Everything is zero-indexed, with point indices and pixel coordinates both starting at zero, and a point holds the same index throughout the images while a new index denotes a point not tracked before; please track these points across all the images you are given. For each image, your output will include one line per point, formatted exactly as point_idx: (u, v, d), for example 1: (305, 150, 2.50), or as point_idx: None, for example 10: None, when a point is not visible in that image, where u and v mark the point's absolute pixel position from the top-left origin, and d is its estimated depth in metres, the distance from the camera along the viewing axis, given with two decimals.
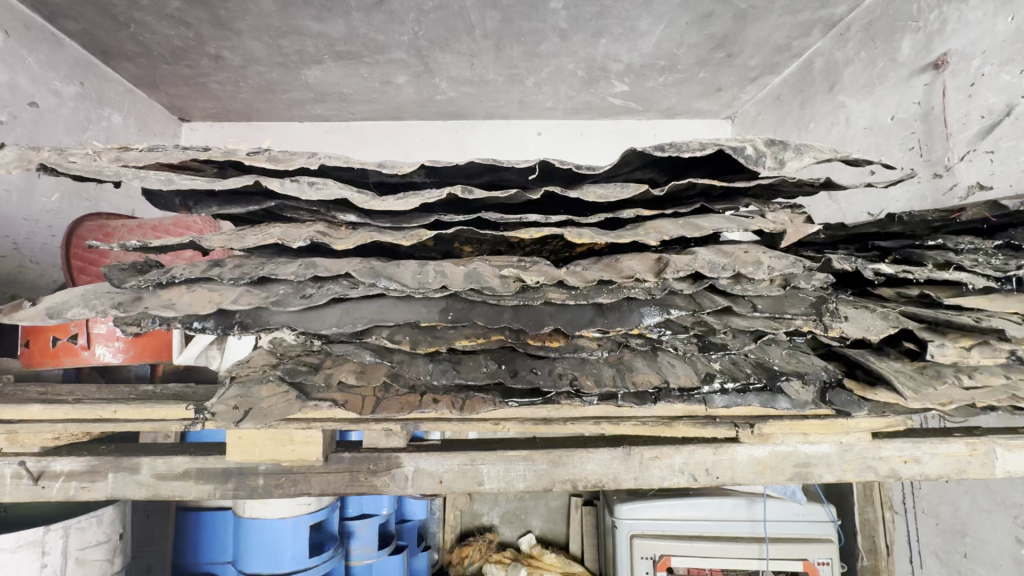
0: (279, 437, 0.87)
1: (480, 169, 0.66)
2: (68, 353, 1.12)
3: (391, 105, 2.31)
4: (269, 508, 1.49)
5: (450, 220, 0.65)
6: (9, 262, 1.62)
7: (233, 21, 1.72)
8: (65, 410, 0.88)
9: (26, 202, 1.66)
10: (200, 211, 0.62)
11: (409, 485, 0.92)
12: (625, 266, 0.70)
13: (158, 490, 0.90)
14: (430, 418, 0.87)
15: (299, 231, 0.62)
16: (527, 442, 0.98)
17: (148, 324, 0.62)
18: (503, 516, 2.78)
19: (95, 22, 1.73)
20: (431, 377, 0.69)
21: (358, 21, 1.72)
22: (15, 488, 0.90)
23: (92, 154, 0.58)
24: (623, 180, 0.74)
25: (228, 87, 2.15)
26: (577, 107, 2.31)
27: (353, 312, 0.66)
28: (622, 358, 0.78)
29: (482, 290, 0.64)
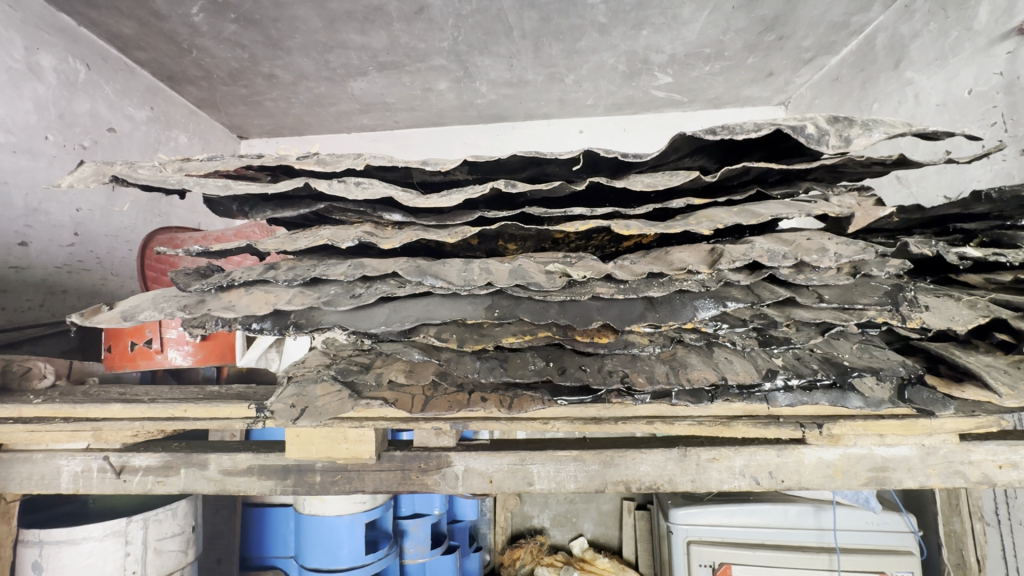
0: (334, 436, 0.90)
1: (523, 163, 0.65)
2: (145, 356, 1.20)
3: (433, 111, 2.35)
4: (327, 505, 1.54)
5: (494, 215, 0.64)
6: (93, 275, 1.77)
7: (284, 40, 1.80)
8: (142, 409, 0.94)
9: (105, 219, 1.82)
10: (256, 216, 0.64)
11: (460, 484, 0.92)
12: (675, 258, 0.67)
13: (224, 486, 0.95)
14: (479, 416, 0.87)
15: (348, 232, 0.64)
16: (577, 442, 0.96)
17: (212, 326, 0.65)
18: (554, 518, 2.76)
19: (163, 50, 1.86)
20: (479, 375, 0.69)
21: (399, 31, 1.76)
22: (101, 481, 0.97)
23: (159, 166, 0.62)
24: (671, 168, 0.71)
25: (280, 104, 2.26)
26: (618, 102, 2.27)
27: (401, 311, 0.66)
28: (675, 355, 0.75)
29: (527, 286, 0.63)
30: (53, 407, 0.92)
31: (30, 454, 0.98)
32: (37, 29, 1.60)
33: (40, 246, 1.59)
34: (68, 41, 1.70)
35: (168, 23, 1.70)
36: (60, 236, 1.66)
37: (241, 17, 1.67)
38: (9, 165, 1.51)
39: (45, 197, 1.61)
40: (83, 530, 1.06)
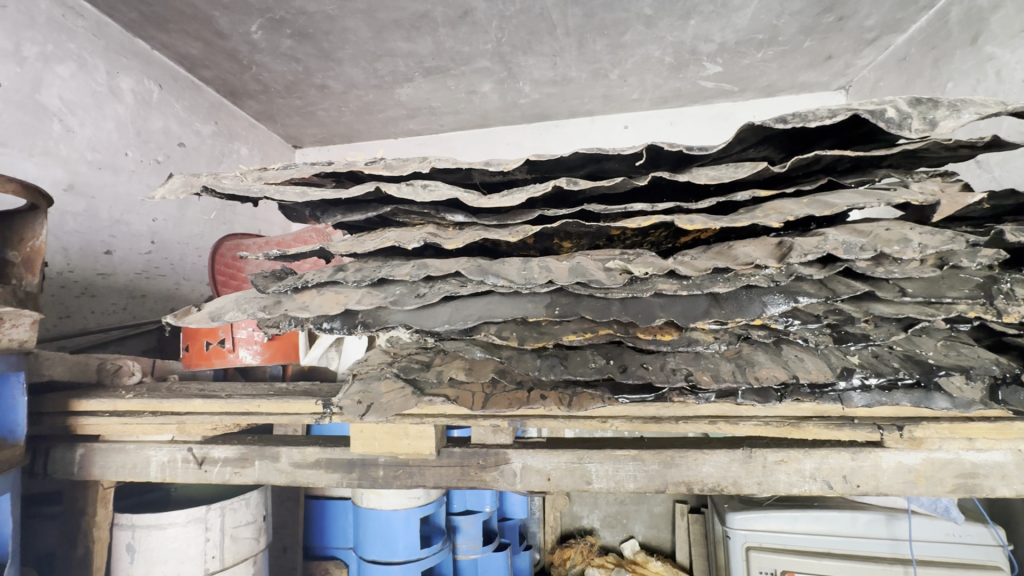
0: (395, 431, 0.93)
1: (582, 160, 0.65)
2: (218, 356, 1.29)
3: (477, 113, 2.38)
4: (383, 499, 1.60)
5: (554, 214, 0.64)
6: (168, 280, 1.91)
7: (336, 51, 1.87)
8: (221, 404, 1.01)
9: (177, 228, 1.97)
10: (327, 220, 0.67)
11: (518, 481, 0.93)
12: (740, 252, 0.65)
13: (295, 478, 1.00)
14: (536, 414, 0.88)
15: (412, 234, 0.66)
16: (635, 441, 0.95)
17: (286, 325, 0.69)
18: (604, 520, 2.73)
19: (226, 67, 1.98)
20: (539, 372, 0.70)
21: (444, 36, 1.79)
22: (185, 471, 1.04)
23: (239, 176, 0.66)
24: (735, 160, 0.68)
25: (332, 113, 2.35)
26: (665, 95, 2.22)
27: (463, 310, 0.67)
28: (741, 352, 0.72)
29: (588, 284, 0.63)
30: (143, 402, 1.03)
31: (123, 444, 1.07)
32: (117, 54, 1.74)
33: (122, 254, 1.73)
34: (143, 64, 1.84)
35: (231, 41, 1.81)
36: (138, 244, 1.80)
37: (296, 32, 1.75)
38: (95, 181, 1.65)
39: (126, 209, 1.75)
40: (169, 516, 1.15)
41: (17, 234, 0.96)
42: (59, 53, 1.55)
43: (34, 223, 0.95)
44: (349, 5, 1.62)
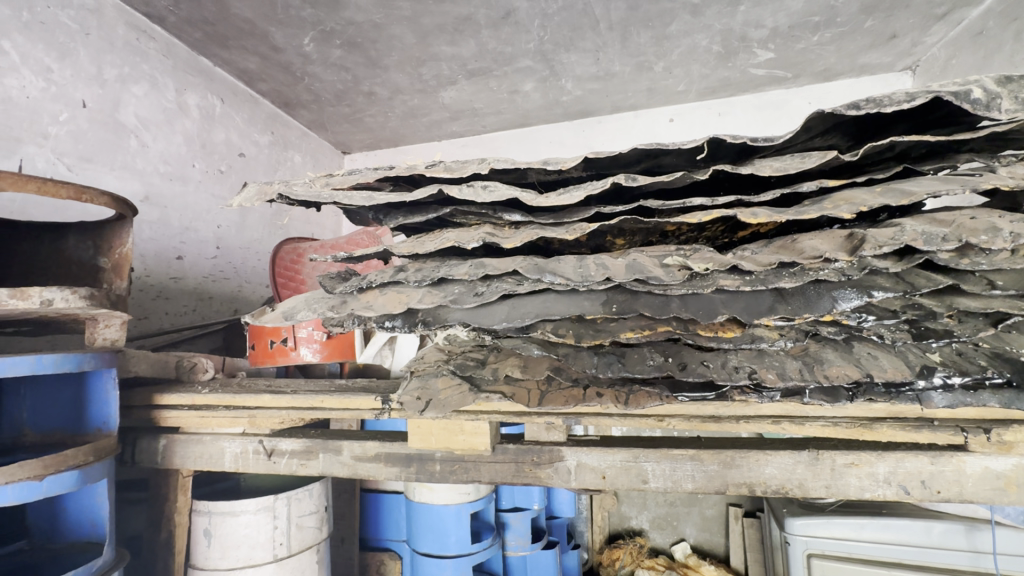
0: (451, 427, 0.95)
1: (640, 156, 0.64)
2: (282, 353, 1.36)
3: (519, 112, 2.40)
4: (435, 494, 1.64)
5: (613, 210, 0.64)
6: (231, 283, 2.03)
7: (382, 59, 1.93)
8: (287, 399, 1.06)
9: (239, 233, 2.09)
10: (389, 222, 0.70)
11: (573, 478, 0.92)
12: (807, 245, 0.62)
13: (356, 470, 1.04)
14: (591, 412, 0.87)
15: (471, 234, 0.67)
16: (692, 441, 0.93)
17: (350, 324, 0.72)
18: (654, 521, 2.68)
19: (280, 79, 2.08)
20: (597, 370, 0.70)
21: (487, 37, 1.81)
22: (256, 462, 1.10)
23: (308, 182, 0.69)
24: (800, 150, 0.66)
25: (379, 118, 2.42)
26: (712, 85, 2.15)
27: (520, 308, 0.68)
28: (808, 350, 0.69)
29: (646, 281, 0.63)
30: (218, 396, 1.10)
31: (200, 436, 1.15)
32: (184, 72, 1.86)
33: (191, 259, 1.86)
34: (207, 80, 1.96)
35: (285, 55, 1.90)
36: (204, 249, 1.92)
37: (346, 42, 1.82)
38: (167, 192, 1.77)
39: (195, 217, 1.88)
40: (240, 504, 1.22)
41: (108, 242, 1.05)
42: (135, 74, 1.68)
43: (122, 231, 1.04)
44: (395, 13, 1.67)
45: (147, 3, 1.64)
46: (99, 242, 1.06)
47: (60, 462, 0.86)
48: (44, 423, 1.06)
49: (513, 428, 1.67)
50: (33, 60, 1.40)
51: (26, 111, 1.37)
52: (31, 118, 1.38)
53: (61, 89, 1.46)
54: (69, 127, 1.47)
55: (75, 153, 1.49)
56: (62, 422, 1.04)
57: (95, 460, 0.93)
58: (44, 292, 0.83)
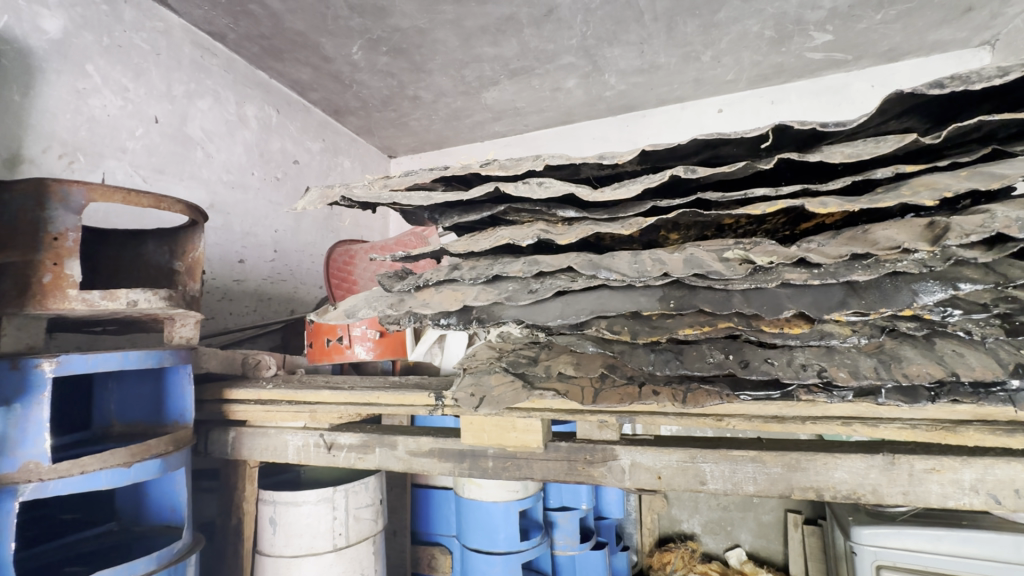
0: (503, 424, 0.96)
1: (698, 147, 0.63)
2: (338, 351, 1.42)
3: (561, 110, 2.38)
4: (484, 491, 1.66)
5: (671, 203, 0.62)
6: (288, 284, 2.13)
7: (427, 63, 1.97)
8: (345, 395, 1.10)
9: (294, 237, 2.19)
10: (444, 221, 0.71)
11: (627, 478, 0.91)
12: (881, 235, 0.58)
13: (411, 465, 1.06)
14: (645, 410, 0.85)
15: (525, 231, 0.67)
16: (752, 441, 0.89)
17: (406, 322, 0.73)
18: (706, 525, 2.59)
19: (330, 88, 2.17)
20: (653, 367, 0.68)
21: (529, 36, 1.81)
22: (317, 454, 1.15)
23: (368, 184, 0.71)
24: (872, 135, 0.62)
25: (423, 122, 2.48)
26: (764, 72, 2.06)
27: (574, 305, 0.67)
28: (883, 346, 0.65)
29: (706, 275, 0.61)
30: (282, 391, 1.16)
31: (265, 429, 1.21)
32: (243, 86, 1.97)
33: (252, 262, 1.96)
34: (264, 92, 2.06)
35: (335, 64, 1.97)
36: (263, 253, 2.03)
37: (392, 48, 1.87)
38: (230, 199, 1.88)
39: (255, 222, 1.99)
40: (302, 495, 1.28)
41: (182, 247, 1.12)
42: (199, 90, 1.79)
43: (195, 236, 1.11)
44: (439, 17, 1.70)
45: (210, 22, 1.74)
46: (175, 247, 1.14)
47: (144, 450, 0.93)
48: (129, 415, 1.15)
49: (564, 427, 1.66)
50: (112, 80, 1.51)
51: (107, 128, 1.49)
52: (111, 134, 1.50)
53: (137, 107, 1.58)
54: (144, 142, 1.59)
55: (149, 165, 1.60)
56: (145, 414, 1.13)
57: (174, 450, 1.00)
58: (130, 293, 0.89)
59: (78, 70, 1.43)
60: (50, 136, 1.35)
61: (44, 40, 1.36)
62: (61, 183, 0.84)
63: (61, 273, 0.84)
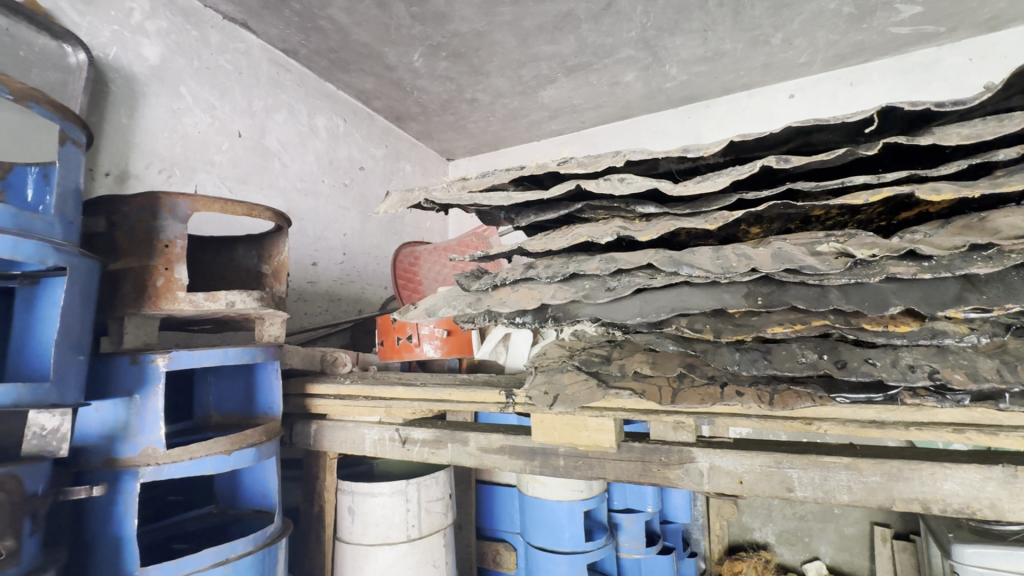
0: (574, 423, 0.95)
1: (789, 135, 0.59)
2: (407, 349, 1.46)
3: (619, 104, 2.34)
4: (548, 489, 1.65)
5: (760, 196, 0.59)
6: (356, 285, 2.23)
7: (484, 65, 2.00)
8: (419, 391, 1.14)
9: (360, 240, 2.29)
10: (521, 220, 0.72)
11: (705, 481, 0.88)
12: (1003, 224, 0.53)
13: (483, 461, 1.08)
14: (726, 412, 0.82)
15: (602, 228, 0.66)
16: (844, 448, 0.84)
17: (480, 320, 0.75)
18: (781, 535, 2.44)
19: (392, 96, 2.25)
20: (739, 367, 0.66)
21: (587, 31, 1.79)
22: (392, 448, 1.20)
23: (446, 187, 0.73)
24: (989, 113, 0.57)
25: (481, 124, 2.51)
26: (842, 52, 1.92)
27: (654, 302, 0.65)
28: (1006, 347, 0.59)
29: (799, 270, 0.58)
30: (359, 387, 1.21)
31: (343, 422, 1.27)
32: (314, 98, 2.09)
33: (324, 265, 2.08)
34: (332, 103, 2.18)
35: (397, 72, 2.04)
36: (334, 256, 2.14)
37: (451, 53, 1.91)
38: (304, 205, 2.00)
39: (325, 227, 2.10)
40: (378, 486, 1.34)
41: (269, 251, 1.21)
42: (276, 104, 1.91)
43: (280, 241, 1.19)
44: (497, 19, 1.72)
45: (285, 40, 1.86)
46: (262, 251, 1.22)
47: (241, 439, 1.01)
48: (224, 407, 1.25)
49: (635, 428, 1.63)
50: (202, 100, 1.65)
51: (198, 144, 1.62)
52: (202, 149, 1.63)
53: (223, 123, 1.71)
54: (229, 155, 1.72)
55: (234, 176, 1.73)
56: (238, 406, 1.22)
57: (267, 440, 1.07)
58: (228, 295, 0.97)
59: (173, 92, 1.57)
60: (152, 153, 1.49)
61: (145, 67, 1.50)
62: (170, 196, 0.93)
63: (172, 277, 0.93)
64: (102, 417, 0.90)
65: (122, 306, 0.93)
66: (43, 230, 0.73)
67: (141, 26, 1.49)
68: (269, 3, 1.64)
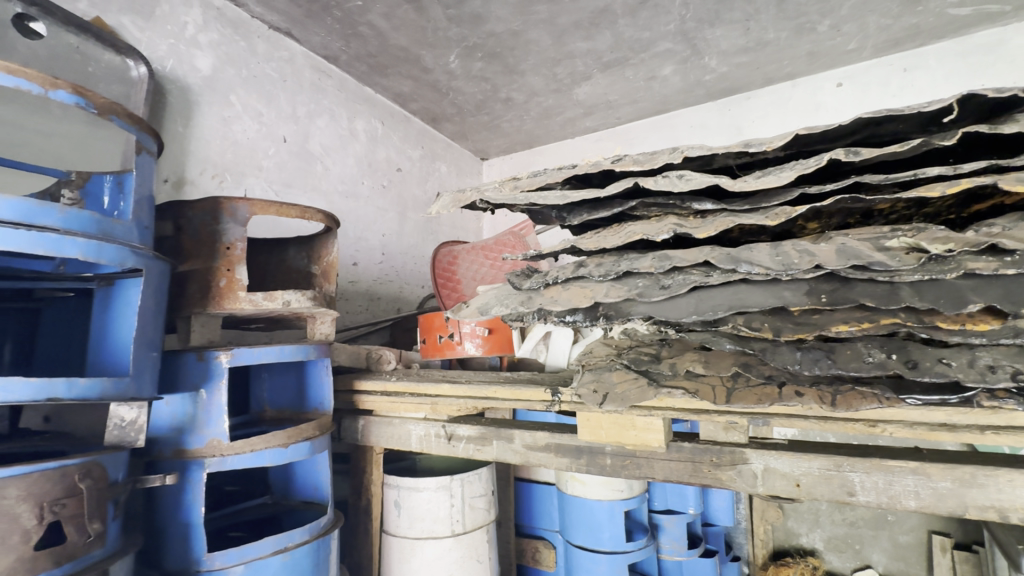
0: (622, 422, 0.94)
1: (856, 127, 0.57)
2: (449, 347, 1.48)
3: (656, 99, 2.30)
4: (588, 488, 1.65)
5: (825, 190, 0.58)
6: (395, 284, 2.28)
7: (519, 64, 2.00)
8: (464, 388, 1.15)
9: (398, 240, 2.33)
10: (573, 219, 0.72)
11: (759, 483, 0.86)
12: None
13: (528, 458, 1.09)
14: (782, 412, 0.80)
15: (658, 226, 0.65)
16: (909, 451, 0.80)
17: (529, 318, 0.76)
18: (829, 542, 2.34)
19: (428, 98, 2.29)
20: (801, 367, 0.64)
21: (624, 26, 1.77)
22: (437, 444, 1.22)
23: (498, 186, 0.74)
24: None
25: (515, 123, 2.52)
26: (894, 37, 1.83)
27: (711, 300, 0.64)
28: None
29: (867, 267, 0.56)
30: (406, 384, 1.24)
31: (390, 418, 1.30)
32: (354, 102, 2.14)
33: (364, 265, 2.13)
34: (371, 107, 2.23)
35: (433, 74, 2.07)
36: (374, 256, 2.19)
37: (487, 54, 1.93)
38: (345, 207, 2.06)
39: (365, 228, 2.15)
40: (423, 481, 1.36)
41: (318, 252, 1.25)
42: (318, 109, 1.97)
43: (329, 243, 1.23)
44: (533, 18, 1.72)
45: (326, 47, 1.91)
46: (311, 252, 1.27)
47: (297, 433, 1.05)
48: (278, 402, 1.30)
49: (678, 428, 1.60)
50: (250, 107, 1.72)
51: (247, 150, 1.69)
52: (250, 155, 1.70)
53: (269, 129, 1.78)
54: (275, 160, 1.79)
55: (280, 180, 1.80)
56: (291, 401, 1.27)
57: (320, 434, 1.11)
58: (285, 294, 1.01)
59: (224, 101, 1.64)
60: (205, 160, 1.57)
61: (198, 78, 1.57)
62: (231, 200, 0.98)
63: (233, 277, 0.97)
64: (172, 410, 0.95)
65: (189, 305, 0.98)
66: (123, 235, 0.78)
67: (194, 38, 1.57)
68: (312, 11, 1.70)
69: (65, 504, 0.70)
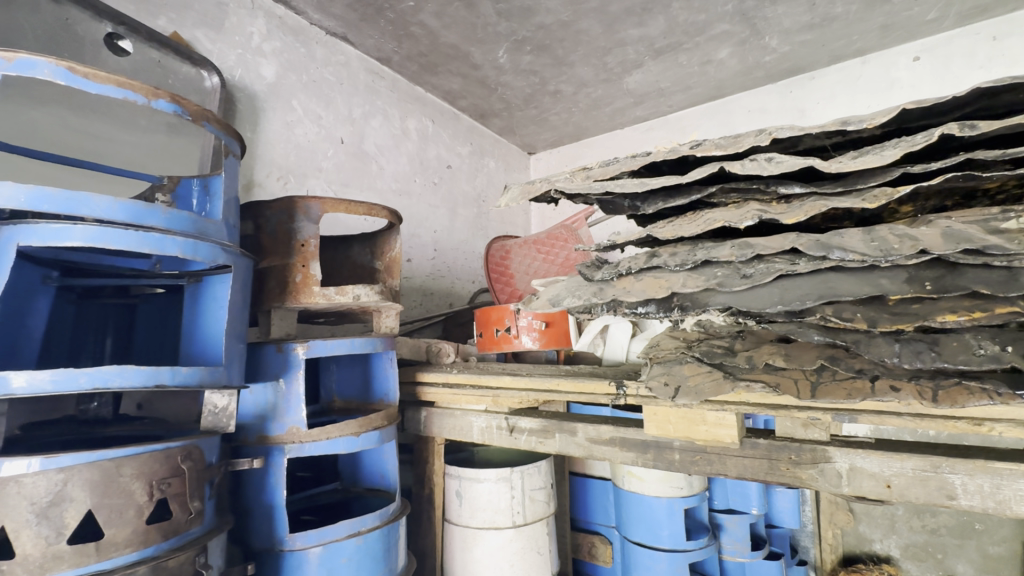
0: (692, 417, 0.92)
1: (970, 99, 0.53)
2: (506, 341, 1.48)
3: (711, 84, 2.21)
4: (646, 485, 1.62)
5: (934, 168, 0.53)
6: (447, 279, 2.32)
7: (569, 55, 1.98)
8: (526, 380, 1.15)
9: (450, 236, 2.37)
10: (647, 208, 0.71)
11: (845, 484, 0.82)
12: None
13: (591, 452, 1.08)
14: (871, 409, 0.76)
15: (740, 212, 0.63)
16: (1017, 454, 0.74)
17: (599, 311, 0.76)
18: (907, 550, 2.18)
19: (477, 94, 2.30)
20: (900, 359, 0.60)
21: (678, 10, 1.71)
22: (499, 436, 1.24)
23: (569, 177, 0.73)
24: None
25: (564, 115, 2.50)
26: (982, 2, 1.67)
27: (798, 289, 0.61)
28: None
29: (981, 251, 0.52)
30: (467, 376, 1.26)
31: (451, 410, 1.33)
32: (406, 102, 2.19)
33: (418, 261, 2.18)
34: (422, 105, 2.27)
35: (482, 70, 2.09)
36: (427, 252, 2.23)
37: (536, 47, 1.92)
38: (399, 205, 2.11)
39: (418, 225, 2.20)
40: (484, 473, 1.38)
41: (381, 248, 1.29)
42: (372, 110, 2.03)
43: (392, 238, 1.27)
44: (583, 7, 1.69)
45: (379, 49, 1.96)
46: (375, 248, 1.31)
47: (367, 422, 1.09)
48: (345, 393, 1.35)
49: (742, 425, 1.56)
50: (310, 111, 1.79)
51: (308, 151, 1.77)
52: (311, 156, 1.78)
53: (328, 131, 1.85)
54: (334, 160, 1.86)
55: (339, 180, 1.87)
56: (357, 392, 1.32)
57: (388, 424, 1.15)
58: (355, 289, 1.04)
59: (287, 106, 1.72)
60: (271, 163, 1.65)
61: (264, 85, 1.65)
62: (306, 199, 1.02)
63: (308, 273, 1.02)
64: (256, 398, 1.02)
65: (268, 300, 1.04)
66: (215, 234, 0.83)
67: (259, 47, 1.65)
68: (367, 15, 1.75)
69: (171, 483, 0.76)
